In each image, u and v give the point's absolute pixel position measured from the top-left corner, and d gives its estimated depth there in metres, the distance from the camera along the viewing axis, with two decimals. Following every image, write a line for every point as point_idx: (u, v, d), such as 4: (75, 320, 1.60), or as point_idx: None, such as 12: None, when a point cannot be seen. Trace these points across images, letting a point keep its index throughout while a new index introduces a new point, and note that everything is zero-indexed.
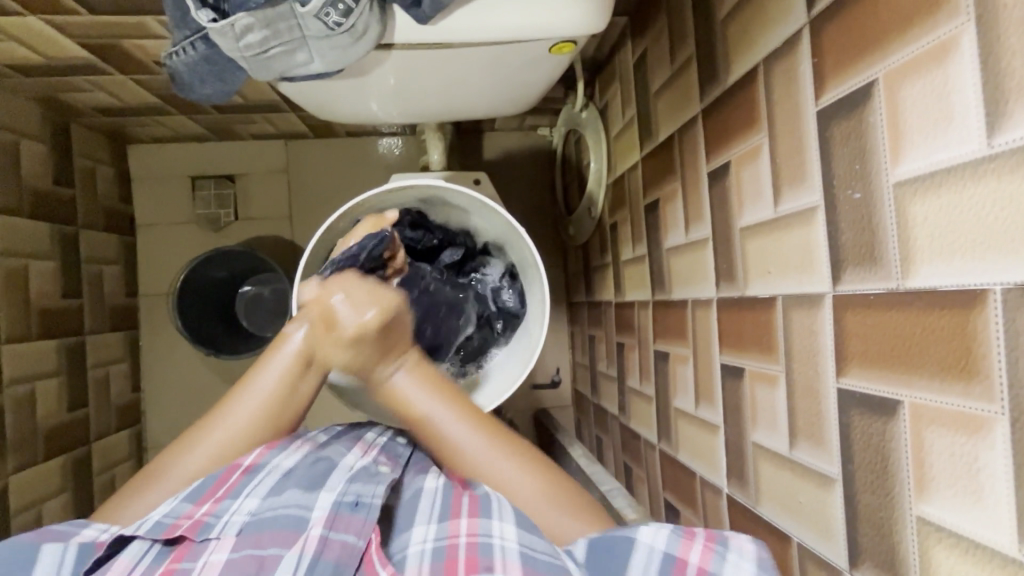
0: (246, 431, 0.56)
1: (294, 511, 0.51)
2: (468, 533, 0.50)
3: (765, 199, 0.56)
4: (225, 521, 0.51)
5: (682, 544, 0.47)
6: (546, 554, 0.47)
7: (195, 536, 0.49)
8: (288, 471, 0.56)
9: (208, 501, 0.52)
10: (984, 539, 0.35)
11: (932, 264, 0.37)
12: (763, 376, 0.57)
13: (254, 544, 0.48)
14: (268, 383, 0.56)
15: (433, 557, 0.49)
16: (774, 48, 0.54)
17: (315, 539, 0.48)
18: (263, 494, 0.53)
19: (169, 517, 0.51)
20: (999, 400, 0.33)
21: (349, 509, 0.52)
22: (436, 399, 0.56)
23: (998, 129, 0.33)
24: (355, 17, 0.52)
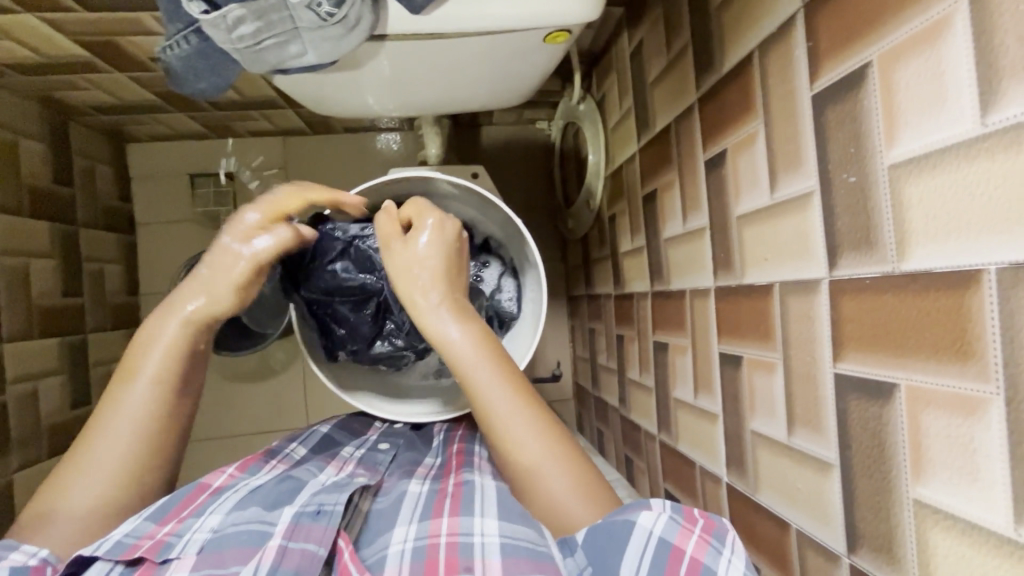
0: (142, 420, 0.59)
1: (257, 527, 0.53)
2: (447, 534, 0.54)
3: (761, 186, 0.56)
4: (187, 539, 0.53)
5: (680, 532, 0.49)
6: (529, 541, 0.51)
7: (156, 556, 0.51)
8: (256, 489, 0.60)
9: (172, 522, 0.56)
10: (980, 520, 0.35)
11: (927, 245, 0.37)
12: (760, 363, 0.57)
13: (215, 562, 0.50)
14: (153, 365, 0.61)
15: (413, 557, 0.52)
16: (769, 34, 0.53)
17: (275, 548, 0.50)
18: (226, 511, 0.56)
19: (130, 537, 0.53)
20: (995, 379, 0.33)
21: (311, 519, 0.55)
22: (486, 360, 0.63)
23: (991, 108, 0.33)
24: (348, 8, 0.52)
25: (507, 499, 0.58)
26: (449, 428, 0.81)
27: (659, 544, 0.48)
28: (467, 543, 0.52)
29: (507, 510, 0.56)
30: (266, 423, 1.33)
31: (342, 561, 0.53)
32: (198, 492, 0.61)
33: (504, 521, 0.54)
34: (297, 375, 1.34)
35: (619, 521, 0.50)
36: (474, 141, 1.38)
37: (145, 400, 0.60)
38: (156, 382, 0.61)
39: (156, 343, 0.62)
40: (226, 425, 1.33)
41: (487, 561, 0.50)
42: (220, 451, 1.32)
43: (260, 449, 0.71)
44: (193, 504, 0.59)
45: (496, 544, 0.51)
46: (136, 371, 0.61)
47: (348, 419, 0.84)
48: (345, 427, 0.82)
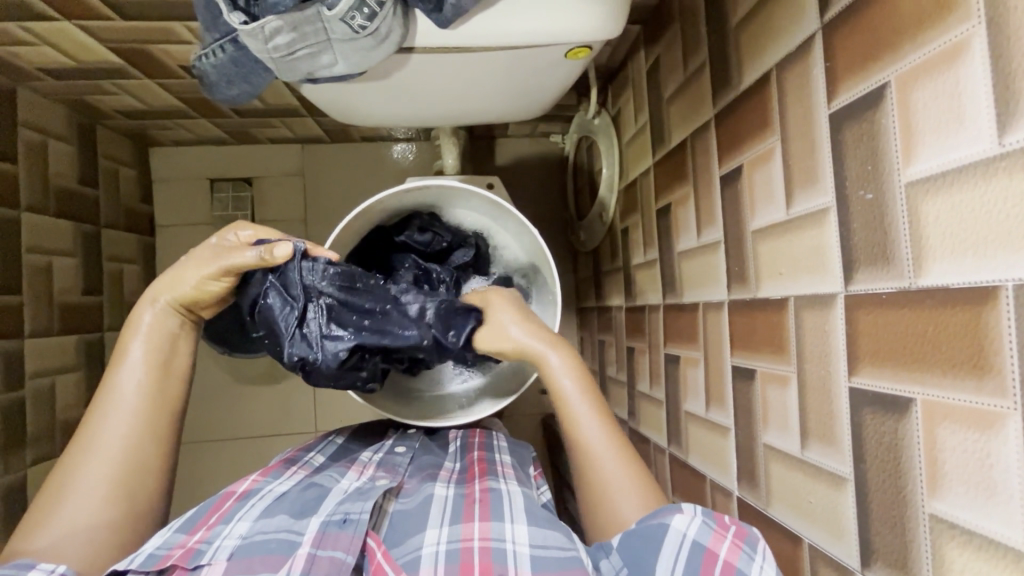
0: (127, 418, 0.59)
1: (284, 536, 0.54)
2: (480, 538, 0.55)
3: (777, 201, 0.56)
4: (217, 546, 0.53)
5: (713, 536, 0.49)
6: (558, 547, 0.53)
7: (186, 563, 0.51)
8: (281, 496, 0.61)
9: (201, 530, 0.55)
10: (996, 535, 0.35)
11: (944, 261, 0.38)
12: (774, 376, 0.58)
13: (244, 569, 0.51)
14: (138, 352, 0.62)
15: (447, 560, 0.53)
16: (786, 55, 0.55)
17: (303, 558, 0.52)
18: (253, 519, 0.57)
19: (162, 549, 0.52)
20: (1012, 395, 0.33)
21: (338, 527, 0.55)
22: (586, 393, 0.64)
23: (1008, 128, 0.33)
24: (379, 21, 0.54)
25: (533, 507, 0.59)
26: (469, 435, 0.82)
27: (693, 546, 0.49)
28: (500, 549, 0.53)
29: (534, 516, 0.57)
30: (276, 426, 1.34)
31: (374, 561, 0.54)
32: (224, 499, 0.61)
33: (533, 527, 0.55)
34: None
35: (653, 523, 0.51)
36: (488, 152, 1.40)
37: (136, 387, 0.61)
38: (148, 367, 0.62)
39: (138, 332, 0.63)
40: (235, 427, 1.34)
41: (517, 568, 0.51)
42: (229, 453, 1.33)
43: (280, 457, 0.71)
44: (219, 511, 0.59)
45: (527, 554, 0.52)
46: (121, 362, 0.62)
47: (363, 431, 0.85)
48: (358, 437, 0.83)
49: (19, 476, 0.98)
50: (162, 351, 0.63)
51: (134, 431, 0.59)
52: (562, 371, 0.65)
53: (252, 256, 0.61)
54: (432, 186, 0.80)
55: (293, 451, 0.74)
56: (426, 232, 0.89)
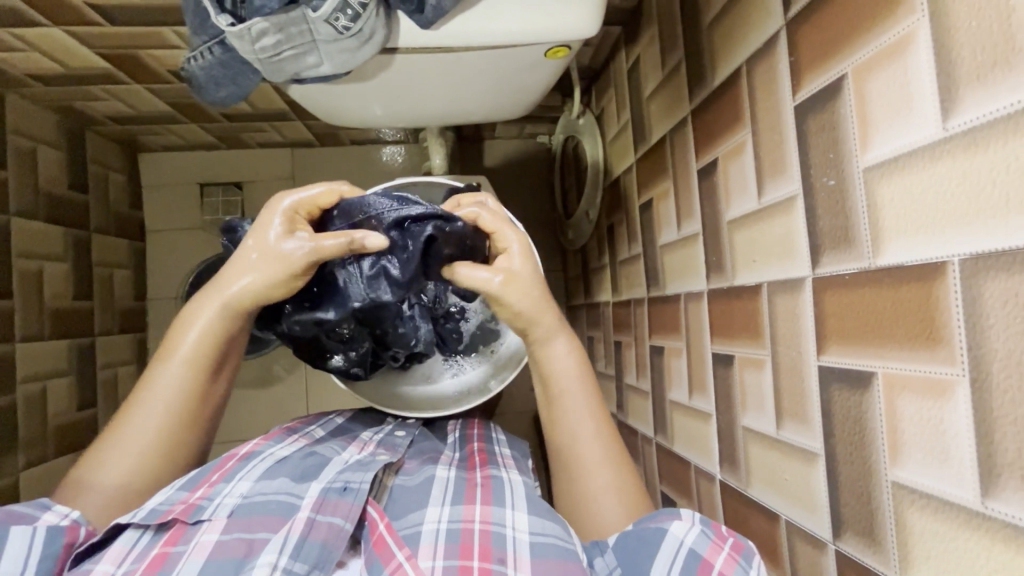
0: (160, 415, 0.61)
1: (284, 498, 0.56)
2: (481, 520, 0.56)
3: (750, 191, 0.59)
4: (217, 503, 0.55)
5: (710, 546, 0.50)
6: (557, 537, 0.54)
7: (188, 518, 0.53)
8: (283, 459, 0.63)
9: (202, 488, 0.57)
10: (951, 496, 0.37)
11: (899, 241, 0.40)
12: (751, 360, 0.60)
13: (244, 527, 0.52)
14: (185, 347, 0.63)
15: (447, 539, 0.54)
16: (755, 51, 0.57)
17: (303, 521, 0.52)
18: (255, 479, 0.58)
19: (164, 505, 0.54)
20: (960, 362, 0.36)
21: (338, 495, 0.56)
22: (582, 383, 0.66)
23: (952, 113, 0.36)
24: (363, 22, 0.56)
25: (534, 496, 0.61)
26: (463, 428, 0.83)
27: (690, 554, 0.50)
28: (500, 534, 0.54)
29: (535, 505, 0.58)
30: (269, 428, 1.34)
31: (376, 532, 0.55)
32: (226, 459, 0.62)
33: (533, 516, 0.56)
34: (300, 380, 1.36)
35: (651, 528, 0.53)
36: (477, 153, 1.42)
37: (175, 384, 0.62)
38: (189, 367, 0.62)
39: (191, 325, 0.63)
40: (228, 430, 1.34)
41: (517, 555, 0.52)
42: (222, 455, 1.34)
43: (281, 427, 0.73)
44: (221, 469, 0.60)
45: (526, 541, 0.53)
46: (169, 354, 0.63)
47: (362, 414, 0.86)
48: (358, 420, 0.84)
49: (11, 481, 0.98)
50: (208, 354, 0.63)
51: (158, 428, 0.61)
52: (562, 358, 0.66)
53: (344, 244, 0.60)
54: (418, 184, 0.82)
55: (294, 423, 0.76)
56: None
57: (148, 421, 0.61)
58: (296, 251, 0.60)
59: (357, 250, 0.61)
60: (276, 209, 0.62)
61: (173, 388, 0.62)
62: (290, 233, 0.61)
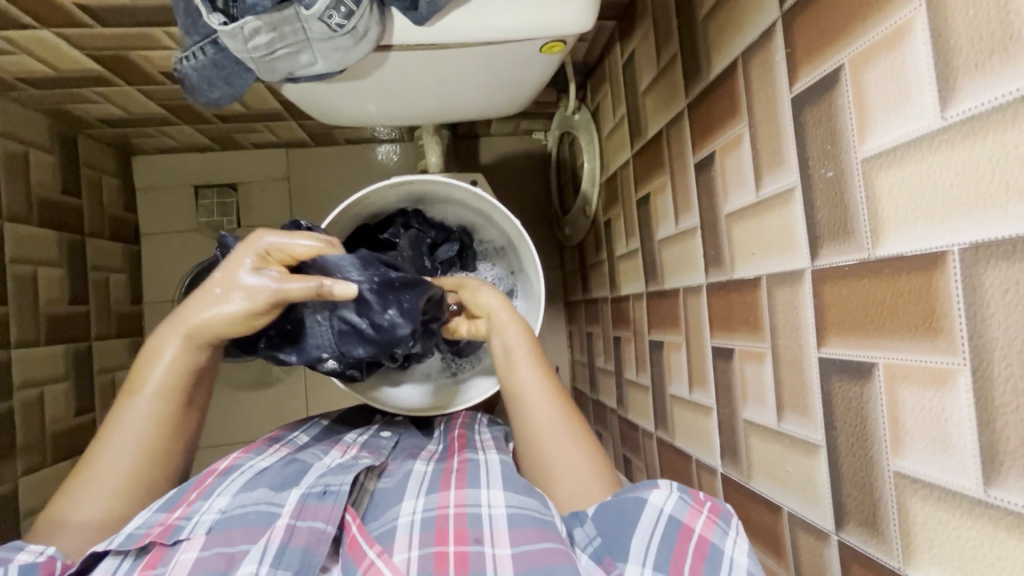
0: (139, 445, 0.61)
1: (264, 508, 0.56)
2: (455, 505, 0.56)
3: (748, 184, 0.59)
4: (195, 521, 0.54)
5: (689, 512, 0.51)
6: (534, 511, 0.54)
7: (166, 540, 0.52)
8: (262, 471, 0.63)
9: (181, 507, 0.57)
10: (953, 485, 0.37)
11: (898, 231, 0.40)
12: (751, 353, 0.60)
13: (223, 541, 0.52)
14: (156, 377, 0.62)
15: (423, 527, 0.54)
16: (751, 44, 0.57)
17: (282, 529, 0.52)
18: (232, 494, 0.58)
19: (141, 528, 0.54)
20: (961, 351, 0.36)
21: (317, 499, 0.56)
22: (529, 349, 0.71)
23: (950, 102, 0.36)
24: (356, 19, 0.55)
25: (511, 473, 0.61)
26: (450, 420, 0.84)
27: (670, 520, 0.50)
28: (476, 515, 0.54)
29: (511, 483, 0.58)
30: (268, 430, 1.34)
31: (350, 533, 0.54)
32: (205, 476, 0.62)
33: (509, 492, 0.57)
34: (299, 381, 1.35)
35: (631, 498, 0.53)
36: (472, 151, 1.42)
37: (147, 414, 0.62)
38: (159, 396, 0.62)
39: (157, 361, 0.63)
40: (228, 432, 1.34)
41: (494, 532, 0.52)
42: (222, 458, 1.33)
43: (263, 437, 0.72)
44: (200, 486, 0.60)
45: (502, 515, 0.54)
46: (136, 387, 0.62)
47: (349, 415, 0.87)
48: (343, 420, 0.84)
49: (10, 488, 0.97)
50: (181, 383, 0.63)
51: (136, 459, 0.61)
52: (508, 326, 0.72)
53: (312, 288, 0.60)
54: (413, 183, 0.82)
55: (277, 431, 0.75)
56: (410, 229, 0.89)
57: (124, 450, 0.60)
58: (263, 289, 0.60)
59: (326, 295, 0.61)
60: (251, 246, 0.61)
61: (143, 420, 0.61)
62: (258, 271, 0.60)
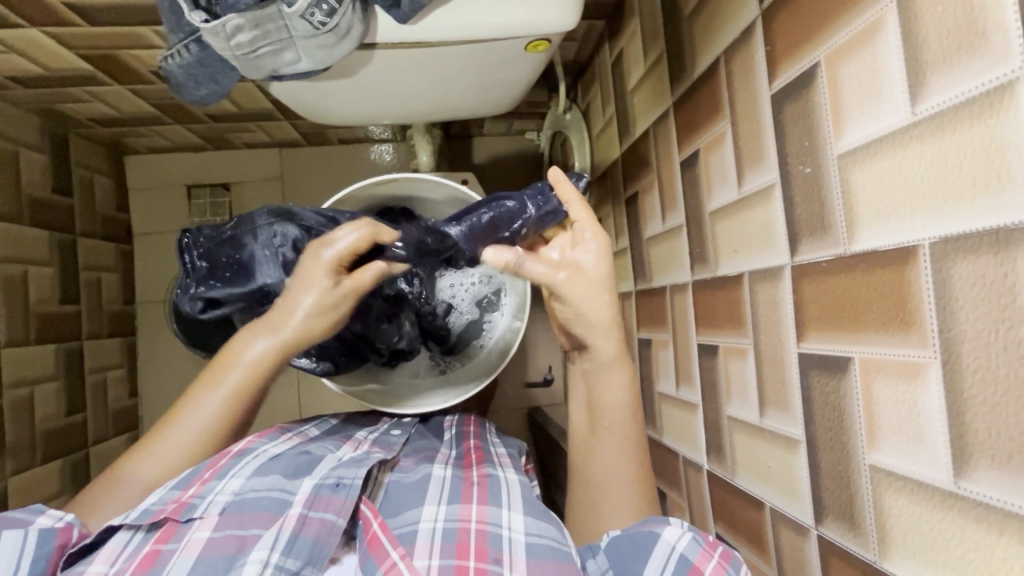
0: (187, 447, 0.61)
1: (277, 495, 0.56)
2: (477, 520, 0.56)
3: (730, 182, 0.59)
4: (210, 500, 0.54)
5: (701, 553, 0.50)
6: (552, 539, 0.54)
7: (180, 516, 0.53)
8: (275, 457, 0.62)
9: (195, 485, 0.56)
10: (924, 477, 0.37)
11: (873, 226, 0.40)
12: (735, 350, 0.60)
13: (235, 523, 0.52)
14: (234, 379, 0.62)
15: (444, 537, 0.54)
16: (732, 42, 0.57)
17: (294, 517, 0.52)
18: (247, 477, 0.58)
19: (157, 505, 0.54)
20: (932, 344, 0.36)
21: (330, 491, 0.56)
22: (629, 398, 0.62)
23: (920, 98, 0.36)
24: (339, 17, 0.55)
25: (531, 498, 0.61)
26: (460, 423, 0.84)
27: (680, 559, 0.49)
28: (496, 534, 0.54)
29: (531, 507, 0.59)
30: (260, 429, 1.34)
31: (370, 531, 0.54)
32: (220, 457, 0.61)
33: (528, 516, 0.57)
34: (291, 381, 1.35)
35: (644, 532, 0.53)
36: (465, 151, 1.42)
37: (213, 411, 0.61)
38: (231, 396, 0.62)
39: (235, 363, 0.62)
40: None
41: (513, 556, 0.52)
42: None
43: (275, 425, 0.73)
44: (214, 466, 0.59)
45: (521, 541, 0.53)
46: (219, 379, 0.62)
47: (355, 415, 0.86)
48: (352, 419, 0.83)
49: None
50: (255, 387, 0.63)
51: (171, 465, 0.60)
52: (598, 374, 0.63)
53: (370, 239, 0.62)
54: (402, 181, 0.82)
55: (289, 423, 0.76)
56: None
57: (187, 436, 0.61)
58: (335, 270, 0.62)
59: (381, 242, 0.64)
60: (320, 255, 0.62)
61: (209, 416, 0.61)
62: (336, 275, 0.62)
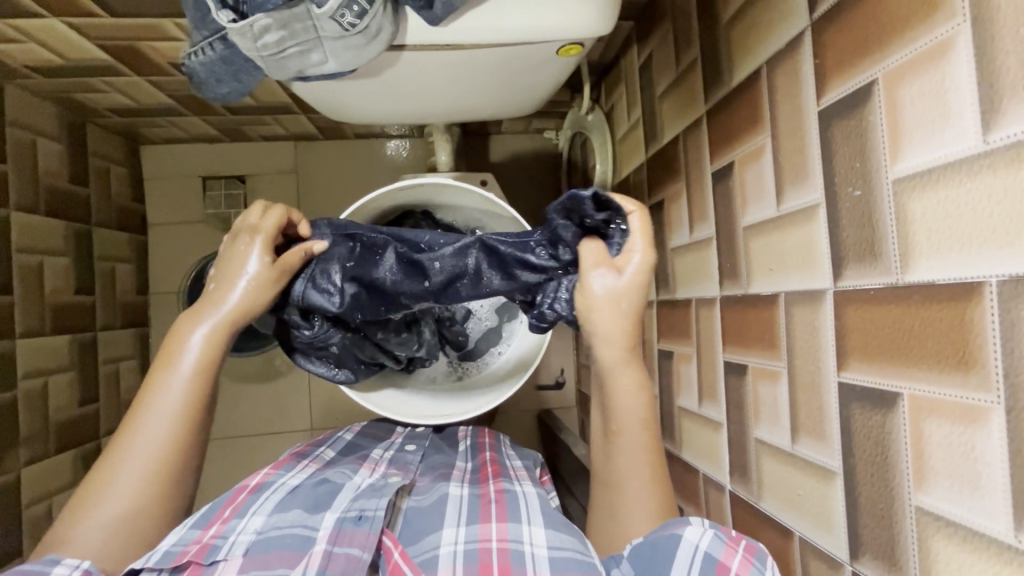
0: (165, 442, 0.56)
1: (300, 531, 0.54)
2: (498, 539, 0.55)
3: (768, 198, 0.57)
4: (232, 541, 0.53)
5: (725, 549, 0.48)
6: (576, 551, 0.53)
7: (203, 559, 0.51)
8: (294, 490, 0.62)
9: (216, 526, 0.55)
10: (979, 526, 0.35)
11: (931, 259, 0.38)
12: (766, 372, 0.58)
13: (261, 564, 0.50)
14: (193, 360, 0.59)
15: (465, 560, 0.53)
16: (776, 53, 0.55)
17: (320, 554, 0.51)
18: (268, 513, 0.57)
19: (178, 546, 0.52)
20: (995, 389, 0.34)
21: (354, 524, 0.55)
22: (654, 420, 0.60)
23: (993, 126, 0.34)
24: (369, 19, 0.54)
25: (549, 510, 0.60)
26: (473, 436, 0.83)
27: (705, 558, 0.48)
28: (518, 551, 0.53)
29: (551, 521, 0.57)
30: (270, 424, 1.34)
31: (391, 561, 0.53)
32: (237, 492, 0.62)
33: (549, 530, 0.56)
34: (302, 377, 1.34)
35: (664, 535, 0.51)
36: (483, 149, 1.40)
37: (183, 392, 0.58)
38: (199, 375, 0.59)
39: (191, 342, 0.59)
40: (230, 425, 1.33)
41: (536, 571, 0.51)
42: (223, 451, 1.33)
43: (290, 451, 0.73)
44: (233, 504, 0.59)
45: (545, 556, 0.52)
46: (175, 361, 0.59)
47: (369, 427, 0.85)
48: (368, 433, 0.83)
49: (14, 476, 0.97)
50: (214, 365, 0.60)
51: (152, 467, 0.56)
52: (629, 393, 0.60)
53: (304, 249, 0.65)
54: (424, 186, 0.81)
55: (302, 447, 0.76)
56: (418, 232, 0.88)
57: (163, 425, 0.56)
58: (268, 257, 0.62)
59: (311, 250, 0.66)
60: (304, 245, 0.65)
61: (179, 397, 0.57)
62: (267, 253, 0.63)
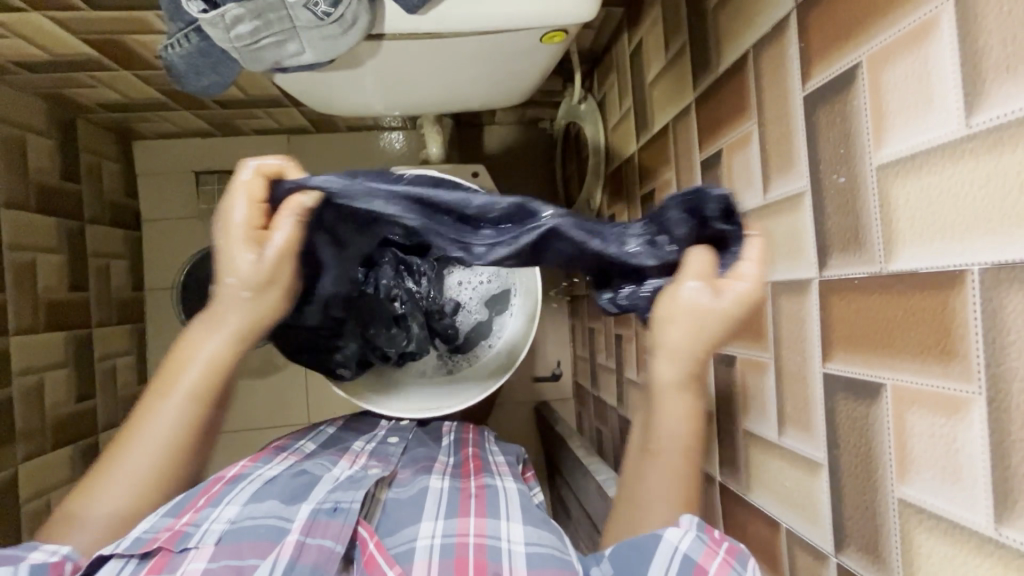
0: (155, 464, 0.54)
1: (274, 522, 0.54)
2: (475, 534, 0.55)
3: (756, 186, 0.56)
4: (205, 529, 0.53)
5: (705, 551, 0.47)
6: (552, 547, 0.53)
7: (174, 546, 0.51)
8: (272, 480, 0.62)
9: (188, 513, 0.55)
10: (962, 519, 0.35)
11: (912, 247, 0.37)
12: (754, 363, 0.57)
13: (232, 553, 0.51)
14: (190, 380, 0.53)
15: (441, 554, 0.53)
16: (762, 36, 0.54)
17: (292, 544, 0.51)
18: (242, 503, 0.57)
19: (148, 532, 0.52)
20: (977, 379, 0.33)
21: (327, 515, 0.55)
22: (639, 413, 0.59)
23: (975, 109, 0.33)
24: (343, 8, 0.53)
25: (530, 508, 0.59)
26: (459, 429, 0.83)
27: (683, 561, 0.47)
28: (495, 547, 0.53)
29: (529, 517, 0.57)
30: (267, 418, 1.34)
31: (367, 551, 0.53)
32: (214, 483, 0.61)
33: (528, 526, 0.56)
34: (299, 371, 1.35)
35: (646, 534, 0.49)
36: (476, 140, 1.38)
37: (181, 416, 0.53)
38: (192, 399, 0.54)
39: (191, 363, 0.53)
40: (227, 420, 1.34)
41: (512, 567, 0.51)
42: (221, 445, 1.34)
43: (270, 444, 0.73)
44: (208, 493, 0.59)
45: (521, 553, 0.52)
46: (170, 387, 0.54)
47: (358, 419, 0.85)
48: (355, 426, 0.83)
49: (12, 472, 0.98)
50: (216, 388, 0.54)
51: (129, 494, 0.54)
52: None
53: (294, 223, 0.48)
54: None
55: (284, 439, 0.75)
56: None
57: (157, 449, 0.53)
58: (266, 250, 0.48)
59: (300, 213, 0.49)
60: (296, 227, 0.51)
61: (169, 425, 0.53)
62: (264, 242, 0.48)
